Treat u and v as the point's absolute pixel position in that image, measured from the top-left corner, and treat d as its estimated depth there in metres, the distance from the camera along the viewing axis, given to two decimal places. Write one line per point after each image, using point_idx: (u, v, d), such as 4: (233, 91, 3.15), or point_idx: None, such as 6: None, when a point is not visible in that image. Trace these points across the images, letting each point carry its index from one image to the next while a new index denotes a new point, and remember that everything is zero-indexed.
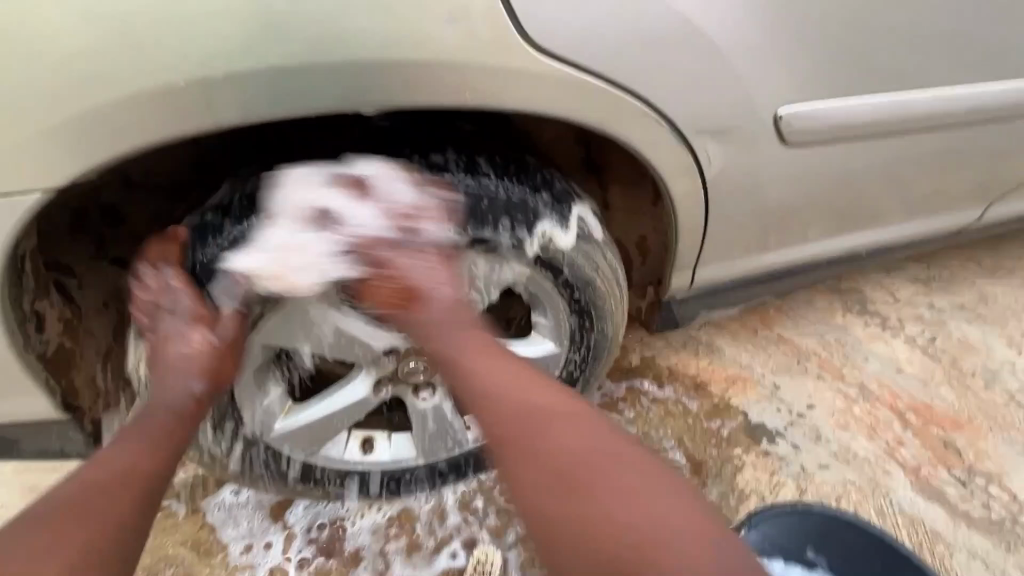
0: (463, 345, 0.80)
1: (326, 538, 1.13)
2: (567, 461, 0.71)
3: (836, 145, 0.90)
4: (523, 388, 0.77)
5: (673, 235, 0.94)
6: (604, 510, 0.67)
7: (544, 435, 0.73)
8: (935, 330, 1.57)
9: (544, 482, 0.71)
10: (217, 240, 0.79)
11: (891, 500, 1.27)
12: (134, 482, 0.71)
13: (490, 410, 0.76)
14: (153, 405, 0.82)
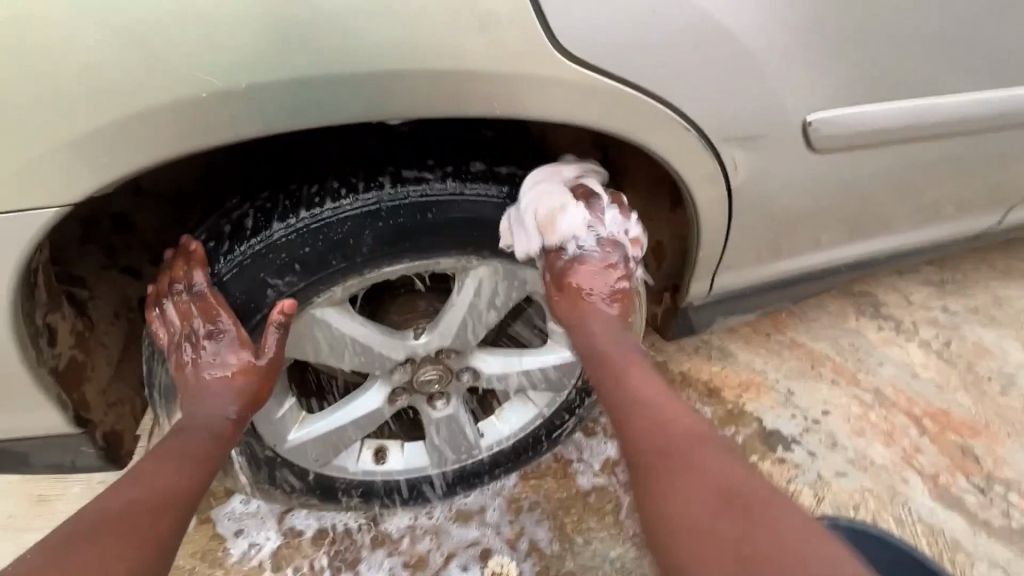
0: (627, 357, 0.87)
1: (338, 549, 1.12)
2: (702, 474, 0.67)
3: (861, 151, 0.89)
4: (662, 404, 0.79)
5: (693, 242, 0.93)
6: (757, 529, 0.59)
7: (689, 446, 0.71)
8: (949, 334, 1.55)
9: (678, 489, 0.66)
10: (232, 253, 0.76)
11: (910, 508, 1.25)
12: (166, 505, 0.70)
13: (639, 418, 0.78)
14: (189, 425, 0.81)
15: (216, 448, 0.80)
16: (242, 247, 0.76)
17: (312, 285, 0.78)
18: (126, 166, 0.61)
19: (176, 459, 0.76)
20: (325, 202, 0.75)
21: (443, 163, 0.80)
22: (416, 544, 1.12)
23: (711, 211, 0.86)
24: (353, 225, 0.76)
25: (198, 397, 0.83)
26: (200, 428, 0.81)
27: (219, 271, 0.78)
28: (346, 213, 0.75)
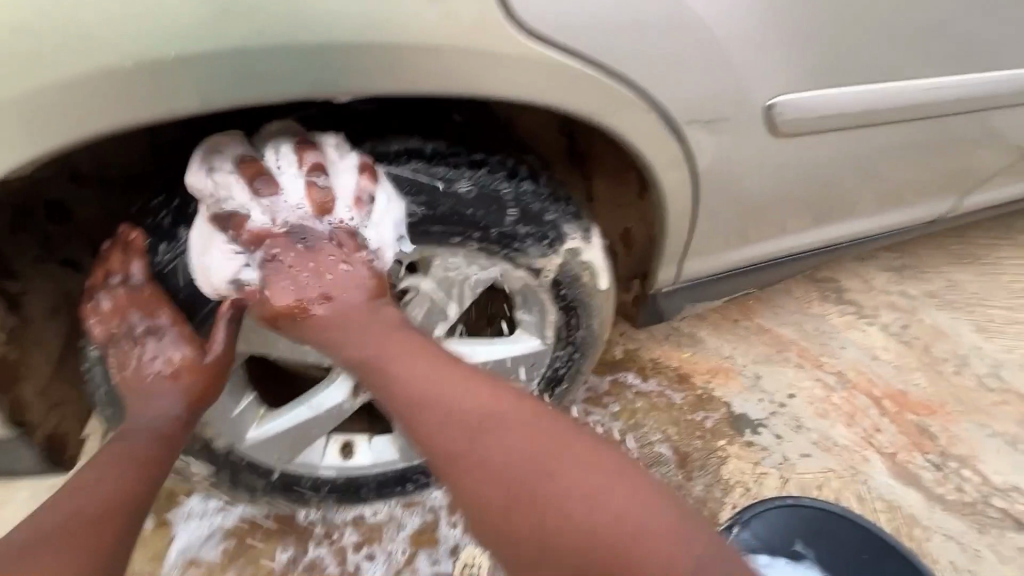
0: (379, 343, 0.75)
1: (305, 547, 1.09)
2: (491, 465, 0.66)
3: (823, 137, 0.89)
4: (442, 387, 0.72)
5: (662, 225, 0.92)
6: (563, 514, 0.62)
7: (477, 438, 0.68)
8: (907, 318, 1.60)
9: (486, 487, 0.66)
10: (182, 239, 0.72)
11: (870, 486, 1.29)
12: (113, 515, 0.67)
13: (426, 416, 0.71)
14: (135, 425, 0.77)
15: (166, 450, 0.76)
16: (189, 235, 0.73)
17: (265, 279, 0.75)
18: (55, 145, 0.57)
19: (121, 464, 0.72)
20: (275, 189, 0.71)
21: (403, 145, 0.76)
22: (385, 540, 1.10)
23: (676, 197, 0.86)
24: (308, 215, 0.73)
25: (140, 396, 0.79)
26: (148, 429, 0.77)
27: (164, 258, 0.74)
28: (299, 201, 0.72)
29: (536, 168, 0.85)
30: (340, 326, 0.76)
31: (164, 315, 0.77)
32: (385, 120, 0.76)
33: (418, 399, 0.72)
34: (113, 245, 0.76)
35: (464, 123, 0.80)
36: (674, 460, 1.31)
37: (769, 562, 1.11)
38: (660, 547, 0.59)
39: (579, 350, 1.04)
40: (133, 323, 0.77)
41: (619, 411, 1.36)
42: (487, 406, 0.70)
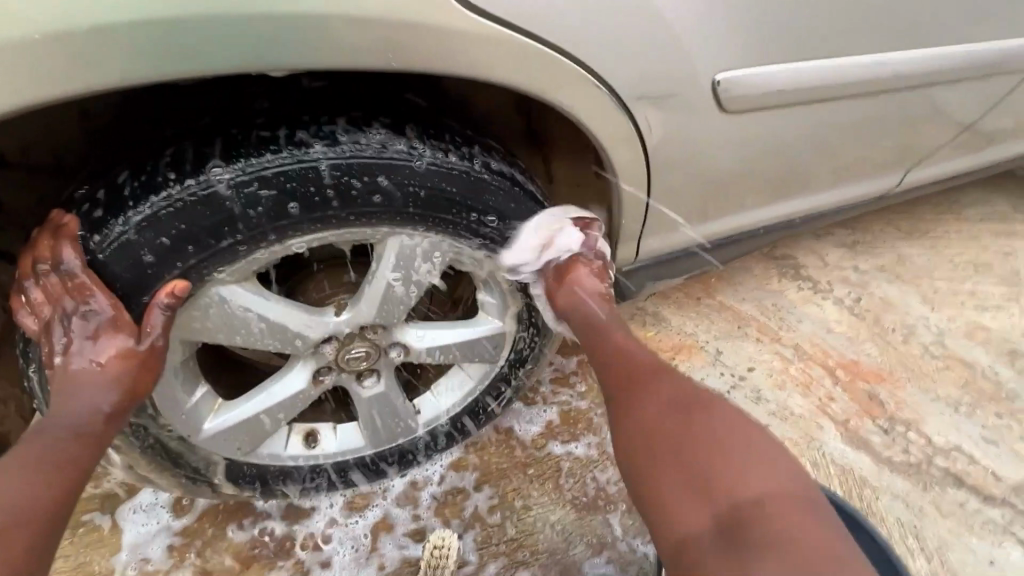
0: (601, 321, 0.99)
1: (272, 537, 1.08)
2: (661, 398, 0.83)
3: (771, 114, 0.91)
4: (643, 360, 0.91)
5: (617, 204, 0.92)
6: (700, 435, 0.75)
7: (657, 386, 0.85)
8: (860, 291, 1.67)
9: (648, 415, 0.81)
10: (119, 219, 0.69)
11: (824, 451, 1.35)
12: (40, 524, 0.67)
13: (616, 368, 0.91)
14: (52, 426, 0.75)
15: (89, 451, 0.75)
16: (119, 221, 0.69)
17: (207, 261, 0.73)
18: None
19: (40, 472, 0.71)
20: (210, 166, 0.68)
21: (345, 119, 0.74)
22: (353, 526, 1.10)
23: (629, 174, 0.86)
24: (249, 191, 0.70)
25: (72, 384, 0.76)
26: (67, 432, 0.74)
27: (96, 248, 0.70)
28: (236, 178, 0.69)
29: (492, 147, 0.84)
30: (581, 296, 1.00)
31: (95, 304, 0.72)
32: (327, 94, 0.74)
33: (621, 358, 0.92)
34: (43, 232, 0.72)
35: (425, 106, 0.81)
36: None
37: None
38: (802, 515, 0.65)
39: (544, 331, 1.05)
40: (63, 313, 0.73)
41: None
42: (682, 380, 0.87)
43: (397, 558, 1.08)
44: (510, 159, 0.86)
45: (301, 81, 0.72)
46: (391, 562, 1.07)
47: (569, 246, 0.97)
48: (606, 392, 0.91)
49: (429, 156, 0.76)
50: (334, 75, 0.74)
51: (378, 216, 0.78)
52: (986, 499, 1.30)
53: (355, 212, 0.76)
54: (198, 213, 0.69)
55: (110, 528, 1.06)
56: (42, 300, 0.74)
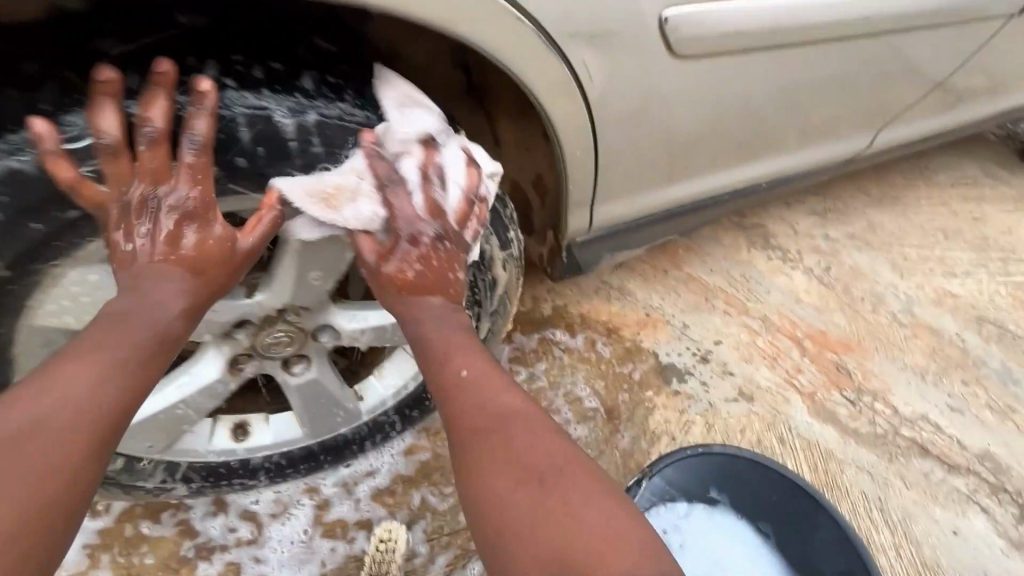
0: (449, 336, 0.74)
1: (204, 535, 1.00)
2: (517, 451, 0.62)
3: (727, 63, 0.83)
4: (493, 394, 0.68)
5: (560, 165, 0.84)
6: (561, 510, 0.56)
7: (504, 439, 0.63)
8: (830, 260, 1.62)
9: (492, 490, 0.60)
10: None
11: (790, 425, 1.31)
12: (51, 517, 0.50)
13: (462, 412, 0.67)
14: (47, 390, 0.55)
15: (114, 413, 0.57)
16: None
17: (56, 233, 0.62)
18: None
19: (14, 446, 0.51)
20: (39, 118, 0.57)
21: (215, 63, 0.63)
22: (290, 520, 1.03)
23: (570, 130, 0.78)
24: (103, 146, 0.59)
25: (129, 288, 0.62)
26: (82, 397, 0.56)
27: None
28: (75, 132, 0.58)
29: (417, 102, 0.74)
30: (418, 307, 0.75)
31: (170, 191, 0.61)
32: (193, 30, 0.62)
33: (466, 391, 0.69)
34: None
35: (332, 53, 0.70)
36: (601, 415, 1.27)
37: (681, 517, 0.96)
38: None
39: (495, 312, 0.96)
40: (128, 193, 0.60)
41: (546, 369, 1.31)
42: (534, 418, 0.66)
43: (341, 554, 1.01)
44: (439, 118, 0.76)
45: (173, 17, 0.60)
46: (335, 558, 1.00)
47: (508, 214, 0.88)
48: (453, 441, 0.67)
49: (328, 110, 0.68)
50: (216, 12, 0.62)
51: (265, 177, 0.68)
52: (950, 468, 1.28)
53: (238, 174, 0.66)
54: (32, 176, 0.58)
55: None
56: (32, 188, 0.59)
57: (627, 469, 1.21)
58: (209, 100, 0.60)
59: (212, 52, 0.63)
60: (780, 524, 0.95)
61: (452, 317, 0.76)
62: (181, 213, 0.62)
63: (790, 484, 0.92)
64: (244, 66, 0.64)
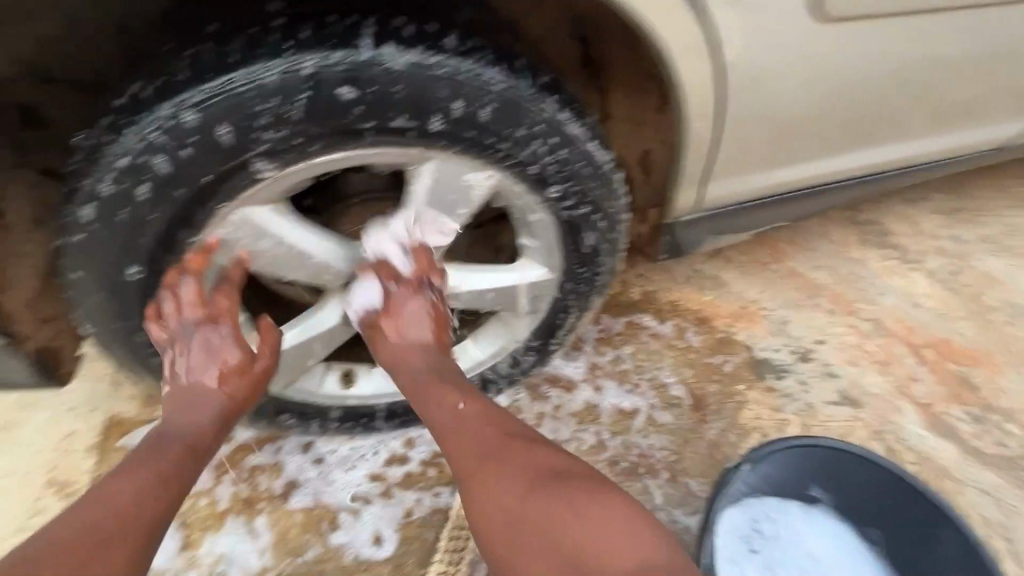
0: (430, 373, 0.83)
1: (293, 472, 1.10)
2: (515, 466, 0.70)
3: (880, 26, 0.77)
4: (487, 421, 0.77)
5: (680, 140, 0.83)
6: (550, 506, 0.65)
7: (505, 458, 0.71)
8: (958, 264, 1.46)
9: (498, 502, 0.68)
10: (148, 121, 0.57)
11: (901, 436, 1.20)
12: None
13: (458, 436, 0.75)
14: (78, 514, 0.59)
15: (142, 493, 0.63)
16: (130, 132, 0.57)
17: (226, 186, 0.62)
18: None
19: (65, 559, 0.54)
20: (230, 67, 0.56)
21: (373, 19, 0.59)
22: (354, 469, 1.10)
23: (698, 97, 0.76)
24: (289, 94, 0.57)
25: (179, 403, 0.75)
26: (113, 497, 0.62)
27: (102, 177, 0.59)
28: (262, 83, 0.56)
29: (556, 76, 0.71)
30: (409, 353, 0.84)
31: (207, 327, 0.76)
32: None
33: (463, 420, 0.77)
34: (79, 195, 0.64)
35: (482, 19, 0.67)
36: (689, 404, 1.23)
37: (776, 511, 0.93)
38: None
39: (595, 290, 0.96)
40: (184, 334, 0.75)
41: (633, 352, 1.29)
42: (527, 433, 0.75)
43: (427, 506, 1.07)
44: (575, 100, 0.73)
45: None
46: (422, 509, 1.07)
47: (621, 196, 0.82)
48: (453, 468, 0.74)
49: (499, 77, 0.63)
50: None
51: (407, 136, 0.63)
52: None
53: (383, 130, 0.61)
54: (224, 129, 0.57)
55: None
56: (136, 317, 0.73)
57: (714, 460, 1.17)
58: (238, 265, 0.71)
59: (373, 13, 0.59)
60: (891, 531, 0.90)
61: (443, 359, 0.85)
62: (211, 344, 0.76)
63: (909, 491, 0.87)
64: (400, 20, 0.60)
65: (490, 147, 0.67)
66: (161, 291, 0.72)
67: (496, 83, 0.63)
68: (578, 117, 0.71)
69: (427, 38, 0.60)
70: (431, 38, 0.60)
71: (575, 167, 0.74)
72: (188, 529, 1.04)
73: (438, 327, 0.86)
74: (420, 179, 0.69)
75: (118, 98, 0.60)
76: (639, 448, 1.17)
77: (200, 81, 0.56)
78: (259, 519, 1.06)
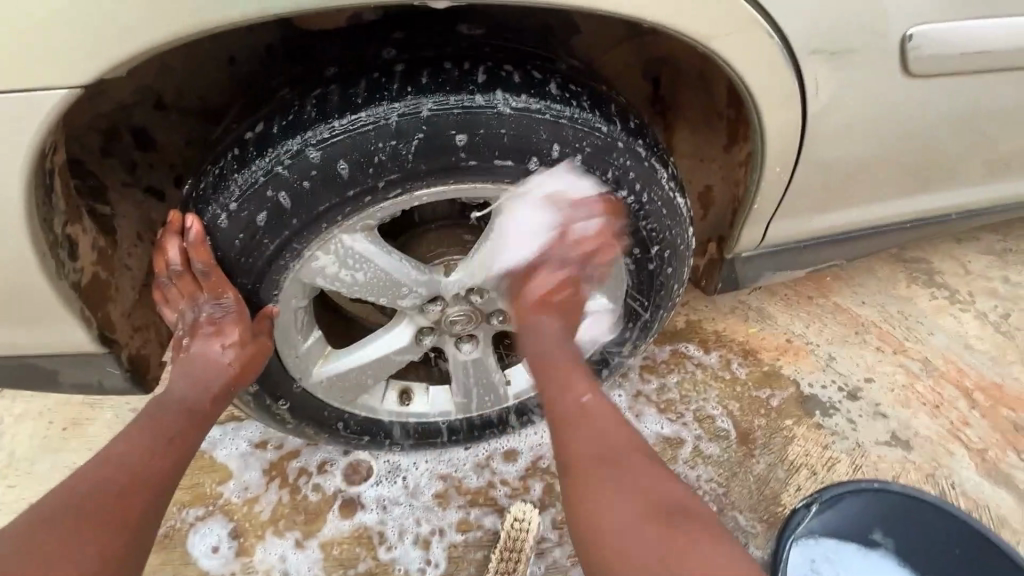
0: (560, 353, 0.79)
1: (338, 483, 1.10)
2: (639, 489, 0.65)
3: (961, 79, 0.80)
4: (618, 433, 0.71)
5: (751, 180, 0.86)
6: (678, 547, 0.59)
7: (633, 480, 0.66)
8: (1009, 306, 1.44)
9: (617, 523, 0.62)
10: (276, 151, 0.62)
11: (954, 481, 1.19)
12: (105, 537, 0.60)
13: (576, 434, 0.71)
14: (91, 469, 0.66)
15: (139, 460, 0.68)
16: (256, 164, 0.63)
17: (333, 215, 0.66)
18: (139, 44, 0.53)
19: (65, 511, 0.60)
20: (358, 109, 0.61)
21: (484, 67, 0.65)
22: (394, 482, 1.10)
23: (780, 143, 0.79)
24: (409, 136, 0.62)
25: (186, 378, 0.78)
26: (119, 459, 0.67)
27: (226, 203, 0.65)
28: (383, 123, 0.61)
29: (640, 120, 0.76)
30: (541, 322, 0.82)
31: (201, 304, 0.75)
32: (470, 46, 0.66)
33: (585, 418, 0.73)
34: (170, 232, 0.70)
35: (577, 69, 0.72)
36: (735, 437, 1.23)
37: (839, 549, 1.00)
38: None
39: (652, 326, 0.96)
40: (191, 313, 0.76)
41: (679, 381, 1.29)
42: (650, 458, 0.69)
43: (478, 530, 1.06)
44: (656, 142, 0.78)
45: (459, 28, 0.66)
46: (470, 531, 1.06)
47: (689, 235, 0.86)
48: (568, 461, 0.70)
49: (595, 122, 0.68)
50: (490, 26, 0.69)
51: (503, 174, 0.68)
52: None
53: (483, 168, 0.66)
54: (344, 165, 0.62)
55: (218, 458, 1.11)
56: (167, 314, 0.79)
57: (762, 495, 1.17)
58: (194, 231, 0.67)
59: (484, 61, 0.65)
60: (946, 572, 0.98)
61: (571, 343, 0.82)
62: (209, 319, 0.76)
63: (973, 541, 0.94)
64: (508, 69, 0.66)
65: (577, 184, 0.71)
66: (162, 280, 0.76)
67: (592, 128, 0.68)
68: (659, 159, 0.75)
69: (534, 85, 0.66)
70: (538, 85, 0.66)
71: (653, 206, 0.77)
72: (242, 536, 1.04)
73: (552, 310, 0.83)
74: None
75: (248, 128, 0.65)
76: (685, 478, 1.17)
77: (329, 118, 0.61)
78: (313, 529, 1.05)
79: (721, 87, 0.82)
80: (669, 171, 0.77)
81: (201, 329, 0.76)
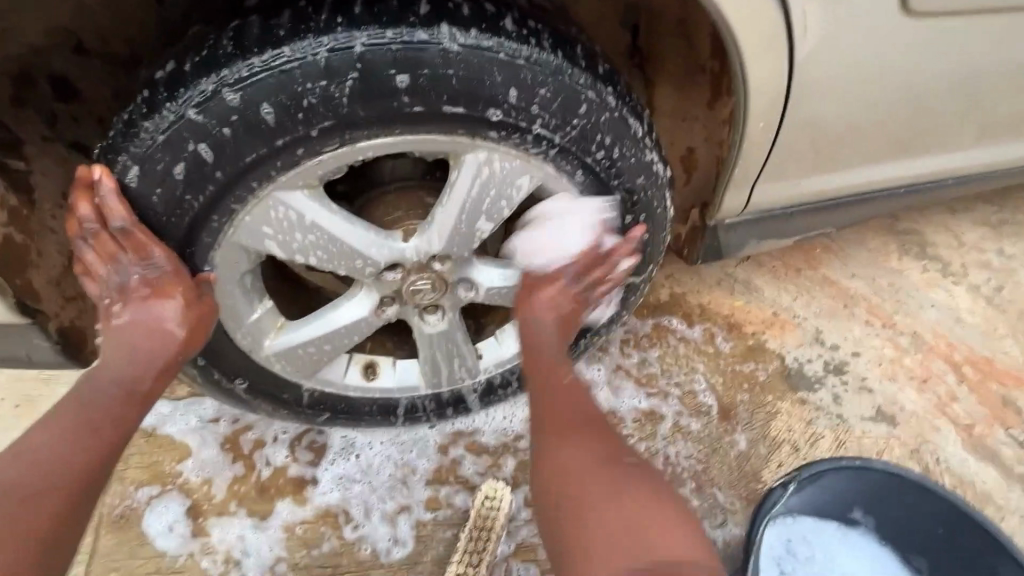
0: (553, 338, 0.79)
1: (302, 462, 1.05)
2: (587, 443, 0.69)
3: (964, 23, 0.73)
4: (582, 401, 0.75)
5: (733, 136, 0.79)
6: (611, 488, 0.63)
7: (582, 438, 0.70)
8: (1003, 279, 1.40)
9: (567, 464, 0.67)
10: (189, 90, 0.56)
11: (939, 457, 1.17)
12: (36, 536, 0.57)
13: (564, 407, 0.74)
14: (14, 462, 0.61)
15: (69, 450, 0.63)
16: (168, 108, 0.57)
17: (260, 166, 0.60)
18: None
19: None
20: (280, 43, 0.54)
21: None
22: (360, 459, 1.05)
23: (764, 92, 0.72)
24: (337, 74, 0.55)
25: (121, 347, 0.69)
26: (45, 450, 0.62)
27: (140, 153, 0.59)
28: (309, 60, 0.54)
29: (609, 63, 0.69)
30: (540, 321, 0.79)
31: (129, 267, 0.68)
32: None
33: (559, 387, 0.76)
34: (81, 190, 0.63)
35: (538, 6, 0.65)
36: (717, 412, 1.19)
37: (817, 530, 0.98)
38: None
39: (630, 296, 0.90)
40: (117, 278, 0.69)
41: (660, 356, 1.24)
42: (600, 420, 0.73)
43: (448, 510, 1.02)
44: (630, 89, 0.70)
45: None
46: (440, 511, 1.02)
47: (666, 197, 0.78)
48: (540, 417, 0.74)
49: (554, 62, 0.61)
50: None
51: (450, 122, 0.61)
52: None
53: (426, 114, 0.59)
54: (266, 107, 0.56)
55: (174, 436, 1.05)
56: (88, 286, 0.71)
57: (742, 472, 1.13)
58: (109, 181, 0.60)
59: None
60: (929, 551, 0.95)
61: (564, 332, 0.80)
62: (145, 279, 0.68)
63: (953, 519, 0.91)
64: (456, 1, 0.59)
65: (536, 134, 0.64)
66: (78, 243, 0.68)
67: (550, 69, 0.61)
68: (630, 107, 0.68)
69: (484, 19, 0.59)
70: (489, 20, 0.59)
71: (623, 162, 0.70)
72: (202, 516, 0.99)
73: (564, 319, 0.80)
74: (460, 186, 0.66)
75: (166, 68, 0.59)
76: (664, 455, 1.14)
77: (247, 53, 0.55)
78: (276, 509, 1.01)
79: (701, 30, 0.75)
80: (643, 120, 0.69)
81: (136, 292, 0.69)
